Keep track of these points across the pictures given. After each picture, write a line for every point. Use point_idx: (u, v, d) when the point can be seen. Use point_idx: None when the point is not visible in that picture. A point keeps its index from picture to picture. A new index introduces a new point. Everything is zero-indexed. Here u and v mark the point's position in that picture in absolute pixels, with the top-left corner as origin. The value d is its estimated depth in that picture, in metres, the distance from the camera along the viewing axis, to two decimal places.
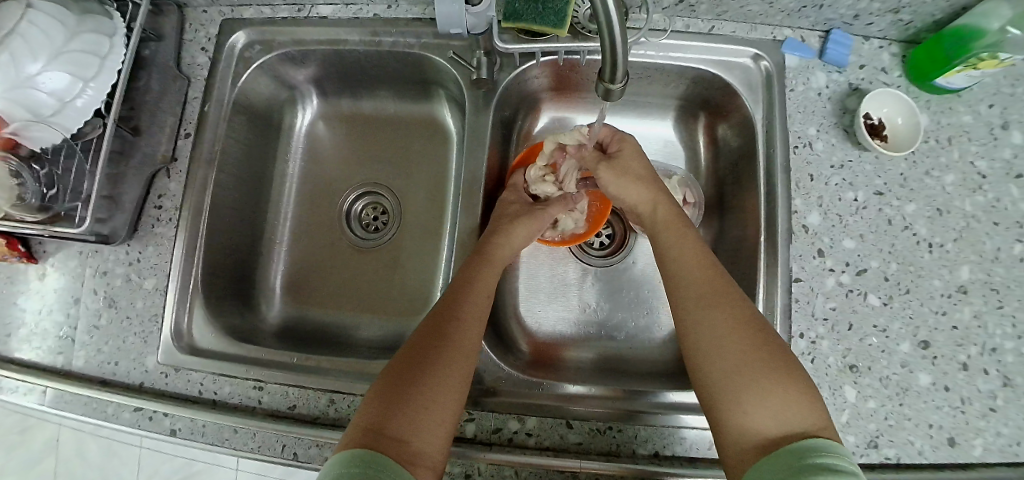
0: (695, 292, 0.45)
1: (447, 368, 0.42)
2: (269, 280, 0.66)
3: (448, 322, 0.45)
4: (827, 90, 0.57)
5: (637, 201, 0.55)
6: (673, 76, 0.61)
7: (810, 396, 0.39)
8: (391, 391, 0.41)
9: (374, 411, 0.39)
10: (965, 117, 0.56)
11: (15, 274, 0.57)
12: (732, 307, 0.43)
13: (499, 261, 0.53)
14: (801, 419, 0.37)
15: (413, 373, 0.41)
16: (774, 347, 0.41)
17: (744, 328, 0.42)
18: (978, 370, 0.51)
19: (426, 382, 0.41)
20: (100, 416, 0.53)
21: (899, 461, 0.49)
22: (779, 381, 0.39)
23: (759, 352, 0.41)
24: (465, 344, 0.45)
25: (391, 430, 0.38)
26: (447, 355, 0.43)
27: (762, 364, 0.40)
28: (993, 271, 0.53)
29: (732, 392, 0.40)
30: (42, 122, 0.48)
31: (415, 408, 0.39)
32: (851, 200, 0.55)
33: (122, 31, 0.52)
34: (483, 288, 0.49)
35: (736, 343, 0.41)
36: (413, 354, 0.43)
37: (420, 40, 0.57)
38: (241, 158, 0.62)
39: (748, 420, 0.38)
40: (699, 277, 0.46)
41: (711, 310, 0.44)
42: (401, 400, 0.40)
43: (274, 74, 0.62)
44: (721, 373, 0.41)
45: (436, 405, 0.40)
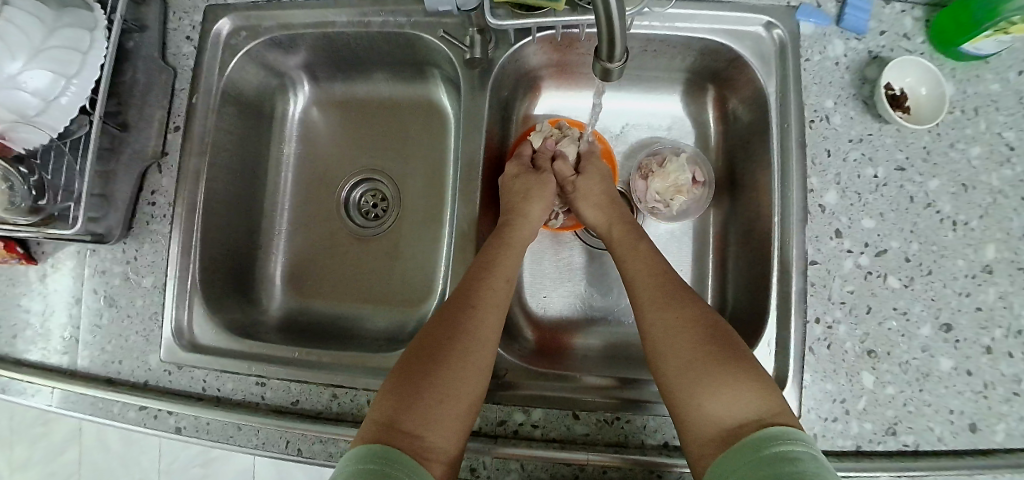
0: (647, 294, 0.47)
1: (460, 359, 0.42)
2: (269, 273, 0.65)
3: (462, 311, 0.44)
4: (845, 59, 0.53)
5: (597, 219, 0.57)
6: (679, 48, 0.57)
7: (762, 386, 0.40)
8: (404, 383, 0.41)
9: (386, 404, 0.39)
10: (993, 85, 0.52)
11: (16, 275, 0.57)
12: (681, 308, 0.45)
13: (518, 244, 0.52)
14: (752, 408, 0.39)
15: (427, 367, 0.41)
16: (726, 340, 0.43)
17: (697, 324, 0.44)
18: (1002, 354, 0.49)
19: (439, 375, 0.41)
20: (107, 415, 0.53)
21: (917, 449, 0.48)
22: (732, 372, 0.40)
23: (709, 345, 0.42)
24: (480, 333, 0.44)
25: (405, 425, 0.38)
26: (460, 348, 0.42)
27: (713, 357, 0.41)
28: (1020, 249, 0.50)
29: (685, 386, 0.41)
30: (28, 122, 0.47)
31: (428, 402, 0.39)
32: (870, 177, 0.52)
33: (102, 23, 0.50)
34: (502, 273, 0.48)
35: (688, 339, 0.43)
36: (428, 343, 0.43)
37: (411, 19, 0.54)
38: (233, 149, 0.60)
39: (703, 411, 0.40)
40: (651, 279, 0.48)
41: (661, 311, 0.45)
42: (414, 395, 0.40)
43: (262, 61, 0.60)
44: (674, 369, 0.42)
45: (451, 399, 0.40)
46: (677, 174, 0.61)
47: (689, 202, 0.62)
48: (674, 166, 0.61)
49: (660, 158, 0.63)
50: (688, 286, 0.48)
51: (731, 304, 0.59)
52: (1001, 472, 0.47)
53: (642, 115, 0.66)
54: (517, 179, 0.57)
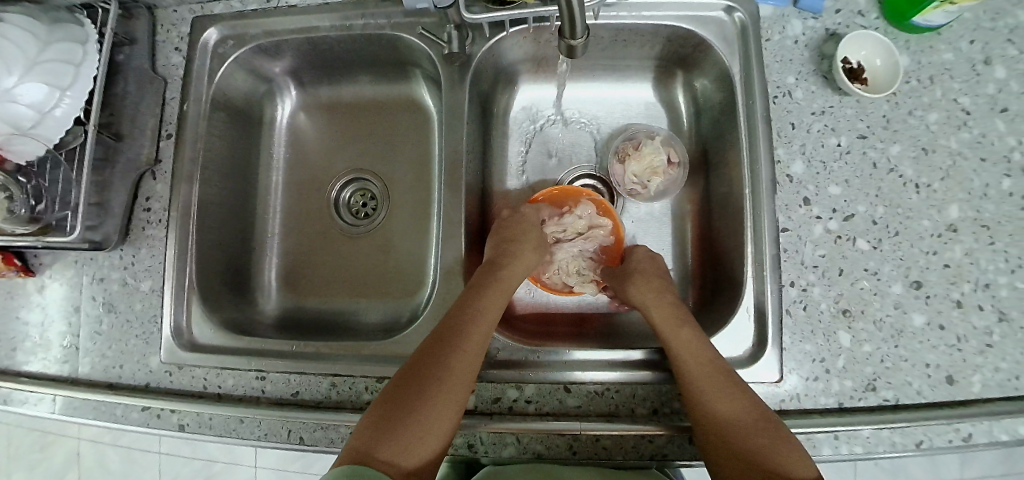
0: (686, 351, 0.48)
1: (440, 394, 0.44)
2: (263, 275, 0.66)
3: (448, 348, 0.46)
4: (803, 38, 0.56)
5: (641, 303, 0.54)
6: (647, 36, 0.60)
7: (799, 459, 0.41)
8: (386, 414, 0.43)
9: (368, 434, 0.42)
10: (946, 55, 0.55)
11: (14, 288, 0.58)
12: (729, 401, 0.45)
13: (508, 284, 0.53)
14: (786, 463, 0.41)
15: (409, 401, 0.44)
16: (772, 427, 0.43)
17: (747, 418, 0.44)
18: (972, 307, 0.52)
19: (421, 410, 0.43)
20: (110, 418, 0.54)
21: (897, 403, 0.50)
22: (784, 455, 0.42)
23: (761, 435, 0.43)
24: (464, 373, 0.46)
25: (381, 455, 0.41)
26: (442, 387, 0.44)
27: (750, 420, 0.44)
28: (982, 207, 0.53)
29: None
30: (23, 134, 0.49)
31: (408, 436, 0.42)
32: (834, 146, 0.54)
33: (93, 37, 0.52)
34: (492, 312, 0.50)
35: (740, 428, 0.44)
36: (411, 376, 0.45)
37: (391, 21, 0.57)
38: (225, 155, 0.62)
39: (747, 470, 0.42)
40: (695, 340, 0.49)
41: (714, 410, 0.44)
42: (392, 427, 0.43)
43: (250, 68, 0.62)
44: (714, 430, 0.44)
45: (430, 434, 0.43)
46: (653, 155, 0.63)
47: (666, 182, 0.64)
48: (649, 148, 0.63)
49: (636, 143, 0.65)
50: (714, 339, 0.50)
51: (712, 278, 0.61)
52: (979, 420, 0.49)
53: (615, 103, 0.68)
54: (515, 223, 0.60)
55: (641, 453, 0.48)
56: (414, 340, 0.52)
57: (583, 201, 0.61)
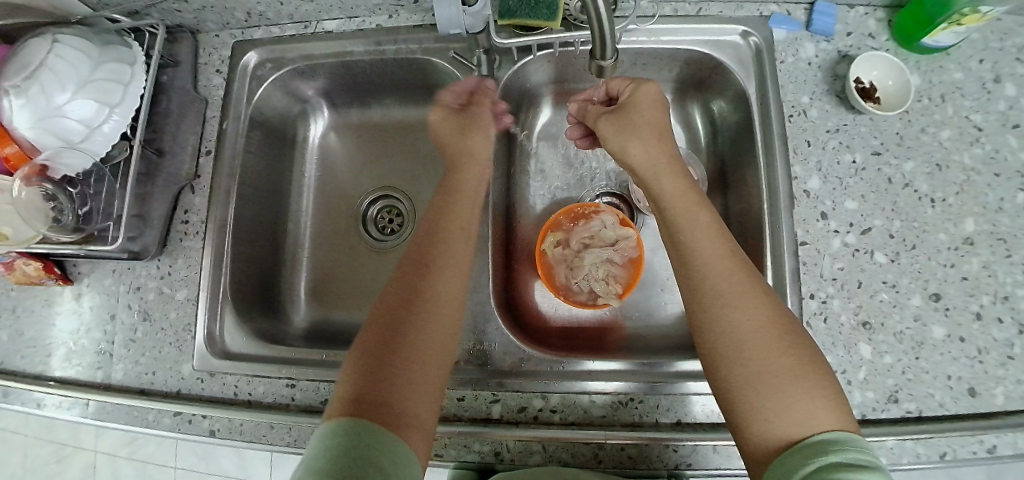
0: (714, 283, 0.41)
1: (425, 317, 0.41)
2: (293, 287, 0.68)
3: (418, 270, 0.43)
4: (816, 59, 0.58)
5: (643, 153, 0.50)
6: (664, 59, 0.62)
7: (827, 392, 0.35)
8: (369, 355, 0.38)
9: (354, 378, 0.37)
10: (956, 74, 0.57)
11: (53, 296, 0.60)
12: (755, 302, 0.40)
13: (470, 189, 0.52)
14: (828, 420, 0.34)
15: (391, 332, 0.39)
16: (799, 340, 0.38)
17: (773, 327, 0.38)
18: (992, 319, 0.52)
19: (405, 338, 0.39)
20: (143, 423, 0.55)
21: (920, 414, 0.51)
22: (811, 382, 0.36)
23: (787, 347, 0.38)
24: (443, 290, 0.43)
25: (371, 397, 0.35)
26: (423, 312, 0.41)
27: (787, 366, 0.36)
28: (998, 221, 0.54)
29: (759, 400, 0.36)
30: (73, 148, 0.51)
31: (398, 371, 0.37)
32: (849, 162, 0.55)
33: (140, 58, 0.56)
34: (456, 223, 0.48)
35: (763, 335, 0.38)
36: (388, 310, 0.41)
37: (422, 46, 0.60)
38: (258, 171, 0.64)
39: (771, 426, 0.35)
40: (726, 271, 0.41)
41: (735, 307, 0.39)
42: (379, 365, 0.37)
43: (285, 89, 0.65)
44: (738, 376, 0.37)
45: (421, 360, 0.39)
46: None
47: None
48: None
49: None
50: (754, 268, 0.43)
51: None
52: (1004, 432, 0.49)
53: None
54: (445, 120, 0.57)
55: (667, 462, 0.48)
56: None
57: (606, 209, 0.63)
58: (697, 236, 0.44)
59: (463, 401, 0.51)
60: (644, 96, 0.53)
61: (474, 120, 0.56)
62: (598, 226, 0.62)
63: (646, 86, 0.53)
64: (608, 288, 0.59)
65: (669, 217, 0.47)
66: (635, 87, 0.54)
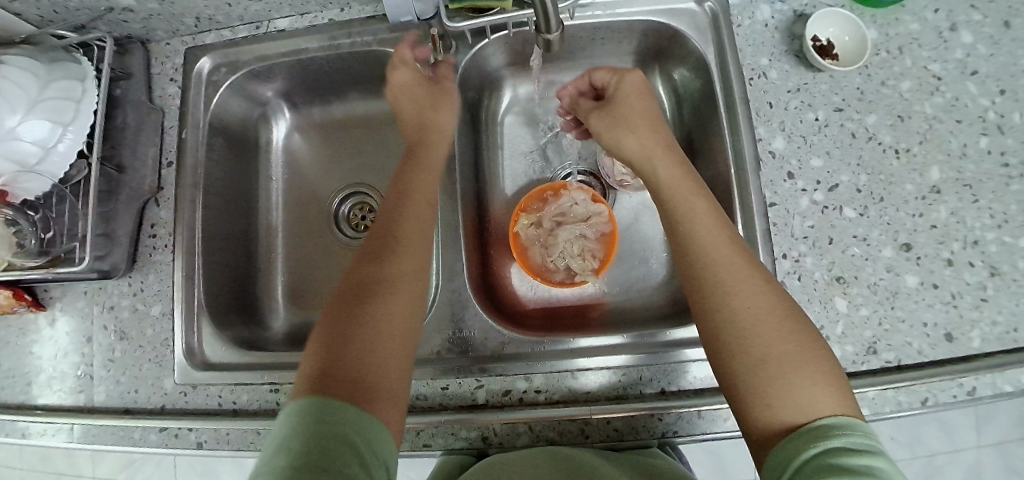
0: (717, 274, 0.41)
1: (390, 291, 0.42)
2: (272, 293, 0.67)
3: (385, 243, 0.45)
4: (773, 21, 0.57)
5: (637, 146, 0.51)
6: (623, 33, 0.61)
7: (832, 381, 0.36)
8: (334, 335, 0.39)
9: (320, 359, 0.38)
10: (912, 25, 0.57)
11: (26, 324, 0.59)
12: (753, 288, 0.40)
13: (431, 157, 0.53)
14: (828, 405, 0.35)
15: (356, 310, 0.41)
16: (803, 330, 0.39)
17: (774, 316, 0.39)
18: (964, 264, 0.53)
19: (372, 314, 0.41)
20: (129, 442, 0.55)
21: (899, 363, 0.51)
22: (816, 369, 0.36)
23: (790, 336, 0.38)
24: (410, 261, 0.45)
25: (336, 373, 0.36)
26: (391, 287, 0.43)
27: (788, 352, 0.37)
28: (962, 167, 0.54)
29: (764, 386, 0.36)
30: (30, 171, 0.50)
31: (362, 348, 0.39)
32: (812, 120, 0.55)
33: (92, 73, 0.54)
34: (422, 196, 0.49)
35: (765, 323, 0.39)
36: (353, 288, 0.42)
37: (377, 37, 0.59)
38: (223, 178, 0.64)
39: (772, 409, 0.36)
40: (728, 262, 0.42)
41: (738, 296, 0.40)
42: (342, 342, 0.39)
43: (243, 93, 0.64)
44: (741, 363, 0.38)
45: (385, 334, 0.40)
46: None
47: None
48: None
49: None
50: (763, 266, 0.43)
51: None
52: (981, 374, 0.50)
53: None
54: (404, 91, 0.55)
55: (653, 431, 0.49)
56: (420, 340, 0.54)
57: (575, 186, 0.63)
58: (697, 226, 0.44)
59: (448, 390, 0.51)
60: (631, 84, 0.54)
61: (432, 91, 0.55)
62: (569, 204, 0.62)
63: (631, 77, 0.54)
64: (586, 265, 0.60)
65: (668, 207, 0.47)
66: (620, 78, 0.55)
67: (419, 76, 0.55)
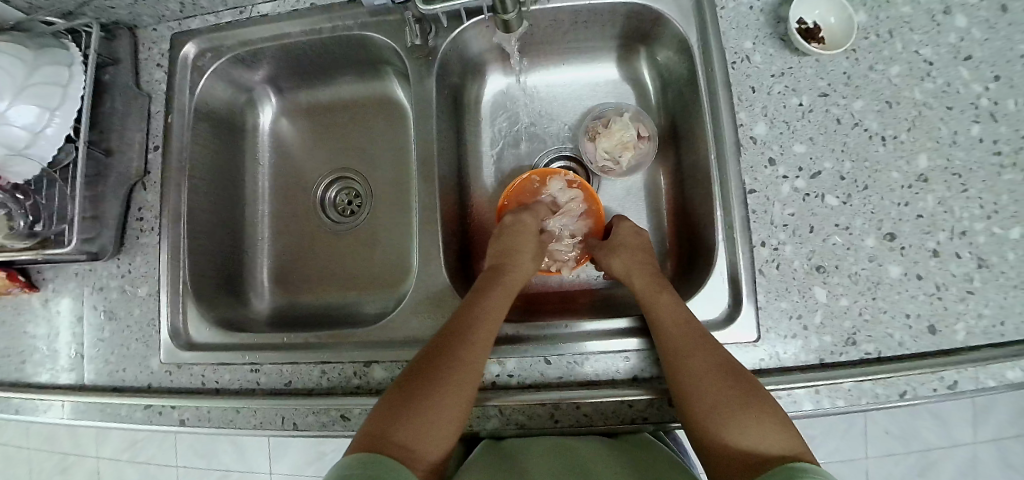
0: (672, 339, 0.47)
1: (458, 360, 0.46)
2: (259, 276, 0.69)
3: (461, 315, 0.49)
4: (758, 3, 0.56)
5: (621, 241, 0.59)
6: (606, 16, 0.60)
7: (779, 421, 0.42)
8: (399, 398, 0.44)
9: (381, 420, 0.43)
10: (904, 8, 0.55)
11: (20, 304, 0.61)
12: (707, 355, 0.46)
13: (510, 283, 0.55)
14: (773, 444, 0.41)
15: (422, 380, 0.45)
16: (745, 377, 0.44)
17: (725, 373, 0.44)
18: (950, 255, 0.52)
19: (434, 388, 0.44)
20: (117, 419, 0.56)
21: (879, 355, 0.51)
22: (763, 413, 0.42)
23: (736, 388, 0.44)
24: (482, 334, 0.48)
25: (393, 438, 0.42)
26: (461, 353, 0.46)
27: (736, 400, 0.43)
28: (952, 155, 0.53)
29: (721, 430, 0.43)
30: (20, 155, 0.52)
31: (421, 417, 0.43)
32: (796, 106, 0.54)
33: (78, 59, 0.55)
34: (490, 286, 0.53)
35: (713, 379, 0.44)
36: (427, 357, 0.47)
37: (358, 22, 0.59)
38: (210, 163, 0.65)
39: (729, 445, 0.42)
40: (679, 327, 0.48)
41: (691, 358, 0.46)
42: (402, 408, 0.43)
43: (229, 79, 0.65)
44: (699, 412, 0.44)
45: (442, 412, 0.44)
46: (622, 131, 0.63)
47: (637, 158, 0.64)
48: (618, 125, 0.63)
49: (604, 120, 0.65)
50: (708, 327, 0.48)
51: (689, 247, 0.62)
52: (964, 367, 0.49)
53: (586, 85, 0.68)
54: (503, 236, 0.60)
55: (622, 417, 0.49)
56: (397, 323, 0.54)
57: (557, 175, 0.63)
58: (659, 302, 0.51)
59: None
60: (625, 232, 0.60)
61: (519, 237, 0.59)
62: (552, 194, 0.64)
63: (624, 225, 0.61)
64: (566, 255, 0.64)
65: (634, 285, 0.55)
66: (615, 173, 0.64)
67: (513, 225, 0.60)
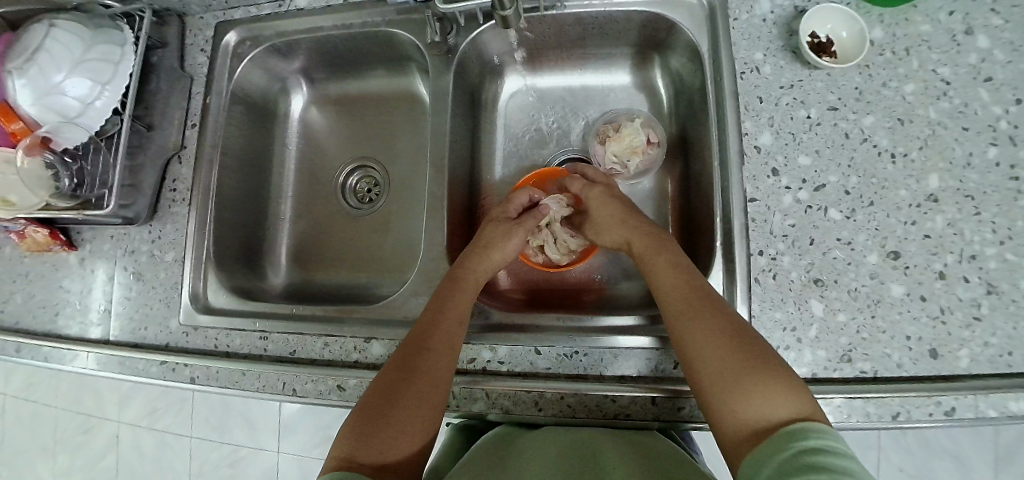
0: (671, 306, 0.45)
1: (426, 369, 0.46)
2: (276, 252, 0.73)
3: (427, 327, 0.49)
4: (771, 16, 0.57)
5: (610, 213, 0.57)
6: (621, 23, 0.62)
7: (789, 383, 0.37)
8: (366, 414, 0.44)
9: (349, 440, 0.42)
10: (923, 26, 0.55)
11: (59, 261, 0.67)
12: (708, 314, 0.42)
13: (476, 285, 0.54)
14: (784, 406, 0.36)
15: (391, 394, 0.45)
16: (753, 338, 0.41)
17: (727, 333, 0.41)
18: (957, 279, 0.50)
19: (403, 400, 0.44)
20: (134, 372, 0.60)
21: (875, 374, 0.50)
22: (768, 374, 0.38)
23: (740, 347, 0.40)
24: (447, 341, 0.49)
25: (362, 456, 0.41)
26: (425, 362, 0.47)
27: (741, 361, 0.39)
28: (965, 177, 0.52)
29: (723, 394, 0.38)
30: (71, 123, 0.57)
31: (391, 430, 0.43)
32: (804, 118, 0.54)
33: (130, 40, 0.61)
34: (463, 293, 0.52)
35: (713, 339, 0.41)
36: (393, 370, 0.47)
37: (384, 18, 0.63)
38: (240, 143, 0.69)
39: (736, 417, 0.37)
40: (678, 294, 0.45)
41: (691, 322, 0.42)
42: (371, 425, 0.43)
43: (264, 66, 0.70)
44: (701, 377, 0.40)
45: (412, 423, 0.44)
46: (632, 136, 0.64)
47: (644, 163, 0.65)
48: (628, 129, 0.64)
49: (615, 124, 0.66)
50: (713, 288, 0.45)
51: (690, 253, 0.62)
52: (964, 394, 0.48)
53: (600, 89, 0.70)
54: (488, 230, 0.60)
55: (606, 412, 0.49)
56: (398, 304, 0.57)
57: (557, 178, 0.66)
58: (659, 270, 0.49)
59: None
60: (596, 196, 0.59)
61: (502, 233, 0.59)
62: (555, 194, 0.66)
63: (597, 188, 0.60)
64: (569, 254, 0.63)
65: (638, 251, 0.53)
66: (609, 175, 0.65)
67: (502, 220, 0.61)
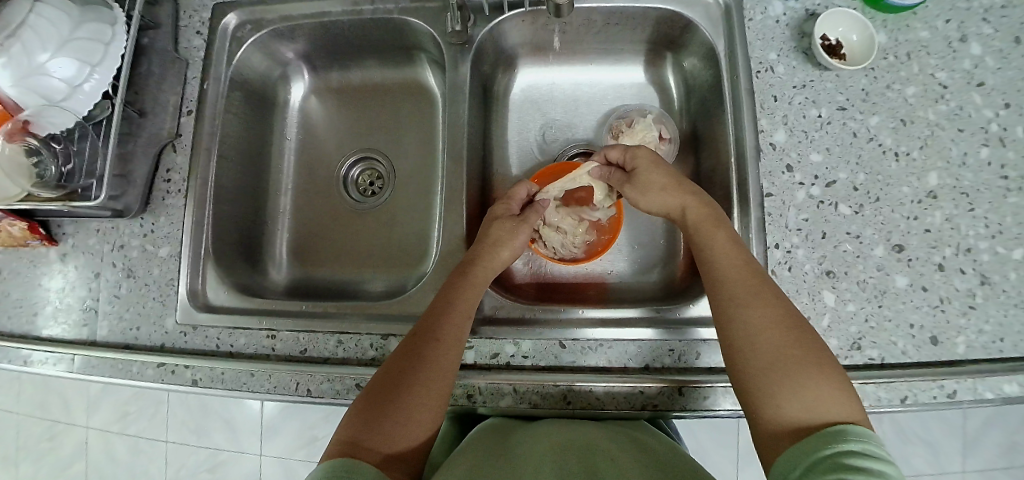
0: (730, 289, 0.44)
1: (437, 358, 0.44)
2: (275, 247, 0.69)
3: (439, 316, 0.47)
4: (784, 17, 0.59)
5: (662, 182, 0.54)
6: (638, 20, 0.63)
7: (838, 386, 0.38)
8: (374, 402, 0.42)
9: (353, 426, 0.41)
10: (922, 33, 0.58)
11: (37, 257, 0.61)
12: (765, 305, 0.42)
13: (488, 273, 0.52)
14: (833, 408, 0.37)
15: (401, 382, 0.43)
16: (808, 336, 0.41)
17: (783, 327, 0.41)
18: (955, 270, 0.53)
19: (412, 389, 0.42)
20: (126, 375, 0.56)
21: (882, 361, 0.52)
22: (819, 375, 0.38)
23: (794, 344, 0.40)
24: (457, 332, 0.47)
25: (366, 442, 0.40)
26: (437, 351, 0.45)
27: (795, 358, 0.39)
28: (961, 176, 0.55)
29: (772, 386, 0.39)
30: (55, 106, 0.53)
31: (398, 420, 0.41)
32: (814, 117, 0.56)
33: (121, 19, 0.56)
34: (477, 281, 0.51)
35: (770, 331, 0.41)
36: (403, 358, 0.45)
37: (399, 5, 0.61)
38: (239, 133, 0.66)
39: (781, 413, 0.38)
40: (736, 276, 0.45)
41: (748, 308, 0.42)
42: (379, 413, 0.41)
43: (266, 51, 0.67)
44: (751, 365, 0.40)
45: (419, 414, 0.42)
46: (644, 132, 0.64)
47: None
48: (641, 125, 0.64)
49: (628, 120, 0.66)
50: (772, 279, 0.45)
51: None
52: (963, 377, 0.51)
53: (611, 85, 0.70)
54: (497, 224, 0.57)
55: (633, 403, 0.50)
56: (416, 299, 0.55)
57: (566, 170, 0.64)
58: (714, 248, 0.47)
59: None
60: (642, 159, 0.57)
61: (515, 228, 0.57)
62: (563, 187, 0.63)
63: (639, 153, 0.58)
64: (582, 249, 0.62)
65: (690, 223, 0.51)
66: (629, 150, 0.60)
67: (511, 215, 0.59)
